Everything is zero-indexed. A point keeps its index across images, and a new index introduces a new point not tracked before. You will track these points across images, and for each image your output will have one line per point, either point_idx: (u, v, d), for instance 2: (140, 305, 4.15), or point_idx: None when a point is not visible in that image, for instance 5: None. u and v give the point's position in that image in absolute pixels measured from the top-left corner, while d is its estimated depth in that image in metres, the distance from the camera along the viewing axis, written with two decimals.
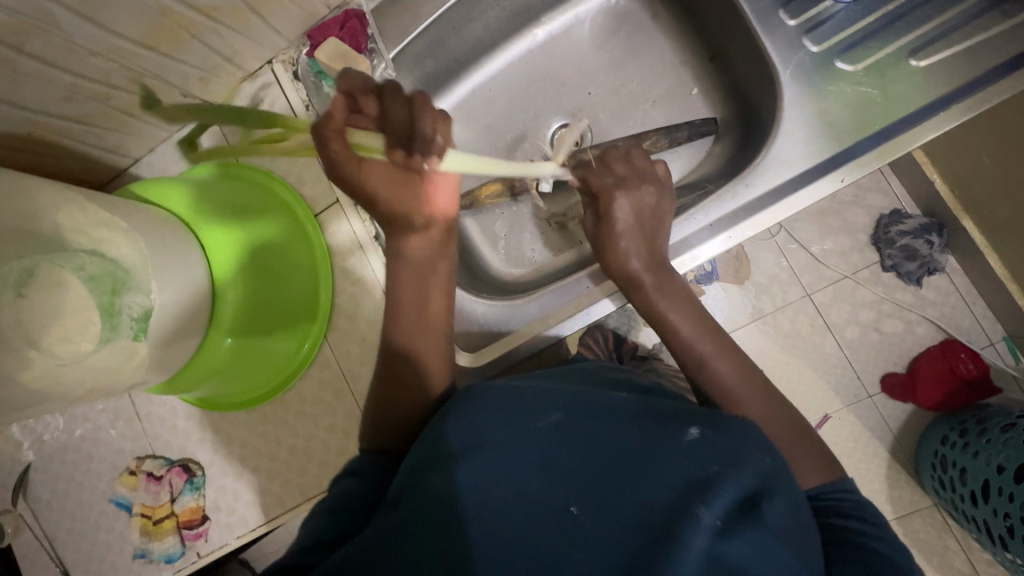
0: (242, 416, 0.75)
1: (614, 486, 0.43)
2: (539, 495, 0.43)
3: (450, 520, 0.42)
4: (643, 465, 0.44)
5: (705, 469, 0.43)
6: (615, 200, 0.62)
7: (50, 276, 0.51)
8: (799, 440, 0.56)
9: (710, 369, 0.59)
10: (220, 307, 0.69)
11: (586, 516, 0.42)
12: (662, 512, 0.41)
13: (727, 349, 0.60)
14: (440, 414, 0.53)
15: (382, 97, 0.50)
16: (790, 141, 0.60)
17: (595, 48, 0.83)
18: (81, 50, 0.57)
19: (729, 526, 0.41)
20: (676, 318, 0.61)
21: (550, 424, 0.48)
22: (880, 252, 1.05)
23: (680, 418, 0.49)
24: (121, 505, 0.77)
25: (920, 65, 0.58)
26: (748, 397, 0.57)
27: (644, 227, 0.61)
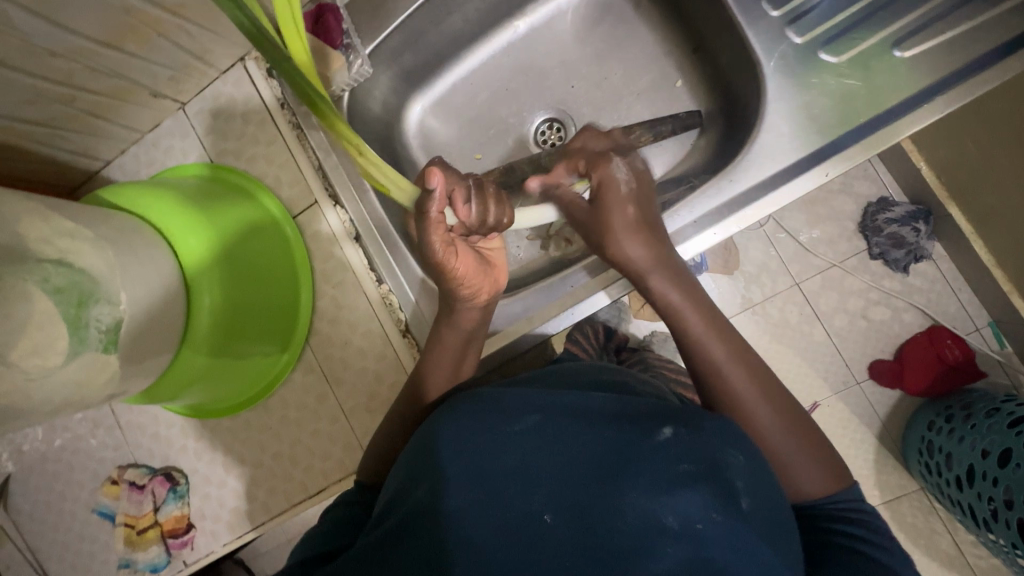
0: (227, 423, 0.74)
1: (593, 489, 0.42)
2: (518, 500, 0.42)
3: (433, 529, 0.41)
4: (624, 468, 0.44)
5: (678, 469, 0.44)
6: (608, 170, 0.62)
7: (12, 289, 0.47)
8: (813, 452, 0.54)
9: (725, 378, 0.56)
10: (196, 318, 0.61)
11: (561, 522, 0.41)
12: (640, 515, 0.41)
13: (738, 351, 0.57)
14: (424, 422, 0.52)
15: (484, 204, 0.54)
16: (774, 134, 0.60)
17: (577, 40, 0.81)
18: (40, 51, 0.55)
19: (706, 526, 0.41)
20: (682, 308, 0.58)
21: (526, 427, 0.47)
22: (867, 240, 1.05)
23: (656, 417, 0.49)
24: (104, 515, 0.75)
25: (905, 56, 0.57)
26: (759, 405, 0.55)
27: (642, 195, 0.61)
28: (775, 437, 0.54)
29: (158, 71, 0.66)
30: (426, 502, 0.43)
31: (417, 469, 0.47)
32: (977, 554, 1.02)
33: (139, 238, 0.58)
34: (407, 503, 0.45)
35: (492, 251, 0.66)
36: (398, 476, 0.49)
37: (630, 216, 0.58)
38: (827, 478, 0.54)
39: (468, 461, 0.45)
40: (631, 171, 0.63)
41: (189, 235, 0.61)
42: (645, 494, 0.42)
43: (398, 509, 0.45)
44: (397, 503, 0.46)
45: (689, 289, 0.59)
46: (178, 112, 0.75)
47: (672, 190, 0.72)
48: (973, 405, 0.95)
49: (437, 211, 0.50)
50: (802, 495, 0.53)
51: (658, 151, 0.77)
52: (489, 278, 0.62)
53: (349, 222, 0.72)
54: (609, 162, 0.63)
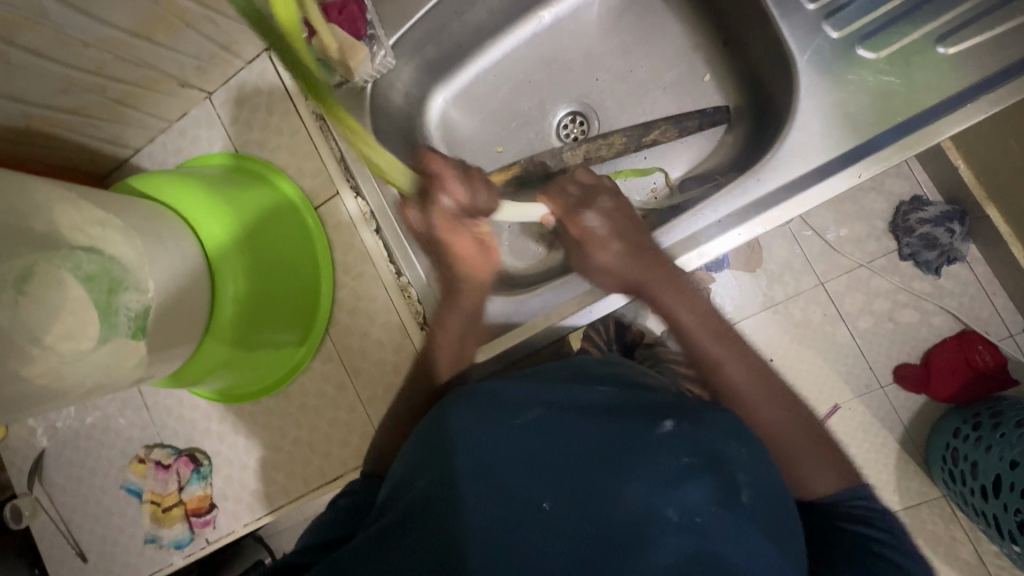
0: (249, 407, 0.76)
1: (596, 477, 0.42)
2: (520, 489, 0.42)
3: (438, 516, 0.41)
4: (626, 460, 0.43)
5: (680, 462, 0.43)
6: (582, 214, 0.62)
7: (46, 275, 0.50)
8: (820, 450, 0.53)
9: (724, 373, 0.56)
10: (219, 306, 0.62)
11: (559, 511, 0.41)
12: (645, 509, 0.40)
13: (740, 348, 0.57)
14: (433, 411, 0.53)
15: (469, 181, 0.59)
16: (805, 133, 0.58)
17: (603, 33, 0.79)
18: (73, 41, 0.56)
19: (709, 523, 0.41)
20: (678, 312, 0.58)
21: (528, 420, 0.47)
22: (898, 240, 1.02)
23: (659, 410, 0.49)
24: (132, 492, 0.78)
25: (948, 52, 0.55)
26: (759, 396, 0.54)
27: (624, 225, 0.61)
28: (782, 433, 0.53)
29: (186, 62, 0.67)
30: (432, 489, 0.43)
31: (421, 459, 0.47)
32: (999, 565, 1.00)
33: (166, 228, 0.59)
34: (410, 493, 0.45)
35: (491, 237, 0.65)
36: (404, 464, 0.49)
37: (604, 257, 0.61)
38: (833, 474, 0.52)
39: (468, 449, 0.45)
40: (606, 216, 0.62)
41: (210, 221, 0.62)
42: (648, 487, 0.42)
43: (403, 498, 0.45)
44: (402, 490, 0.46)
45: (691, 298, 0.59)
46: (204, 102, 0.76)
47: (697, 189, 0.71)
48: (1002, 413, 0.92)
49: (440, 190, 0.58)
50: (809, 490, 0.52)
51: (683, 148, 0.75)
52: (484, 266, 0.64)
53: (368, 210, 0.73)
54: (582, 213, 0.62)
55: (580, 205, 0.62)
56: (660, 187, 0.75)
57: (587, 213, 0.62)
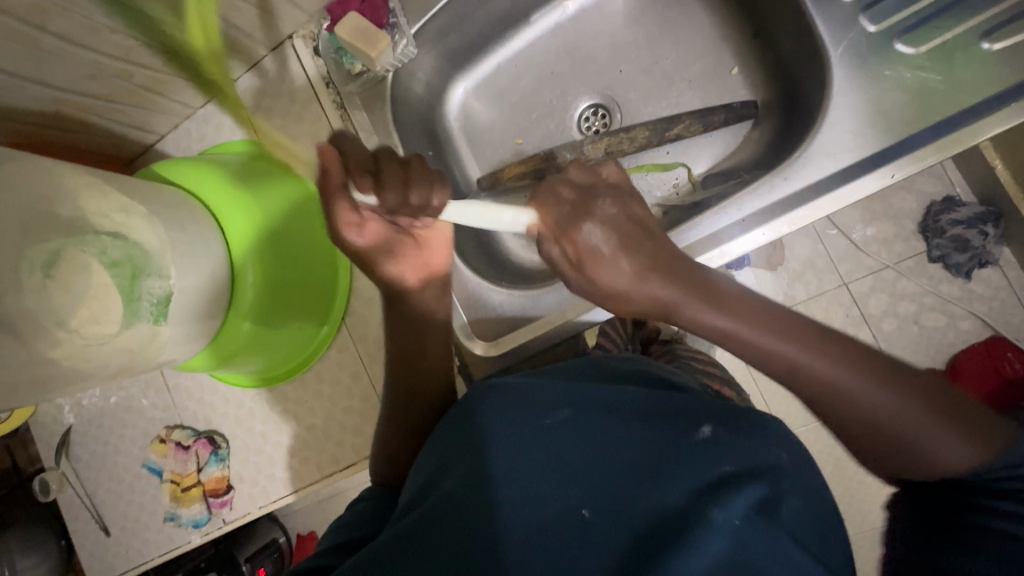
0: (265, 393, 0.77)
1: (633, 481, 0.42)
2: (553, 494, 0.42)
3: (468, 510, 0.41)
4: (663, 466, 0.43)
5: (719, 471, 0.43)
6: (584, 227, 0.52)
7: (73, 259, 0.50)
8: (947, 419, 0.45)
9: (796, 371, 0.49)
10: (240, 292, 0.64)
11: (597, 518, 0.40)
12: (679, 512, 0.40)
13: (808, 340, 0.49)
14: (458, 408, 0.54)
15: (376, 175, 0.47)
16: (837, 131, 0.55)
17: (628, 23, 0.77)
18: (100, 27, 0.57)
19: (750, 533, 0.40)
20: (725, 326, 0.51)
21: (559, 421, 0.47)
22: (927, 241, 0.99)
23: (695, 415, 0.49)
24: (152, 470, 0.80)
25: (993, 49, 0.52)
26: (858, 385, 0.47)
27: (630, 235, 0.53)
28: (888, 417, 0.46)
29: None
30: (462, 484, 0.44)
31: (451, 456, 0.48)
32: None
33: (190, 217, 0.60)
34: (437, 492, 0.45)
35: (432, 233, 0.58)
36: (434, 461, 0.50)
37: (620, 276, 0.52)
38: (977, 439, 0.44)
39: (503, 453, 0.45)
40: (611, 230, 0.53)
41: (236, 212, 0.64)
42: (684, 494, 0.41)
43: (428, 499, 0.45)
44: (430, 488, 0.47)
45: (736, 302, 0.51)
46: None
47: (719, 185, 0.69)
48: None
49: (337, 186, 0.48)
50: (942, 466, 0.45)
51: (709, 142, 0.74)
52: (420, 262, 0.58)
53: None
54: (581, 228, 0.52)
55: (579, 217, 0.53)
56: (683, 183, 0.73)
57: (588, 224, 0.53)
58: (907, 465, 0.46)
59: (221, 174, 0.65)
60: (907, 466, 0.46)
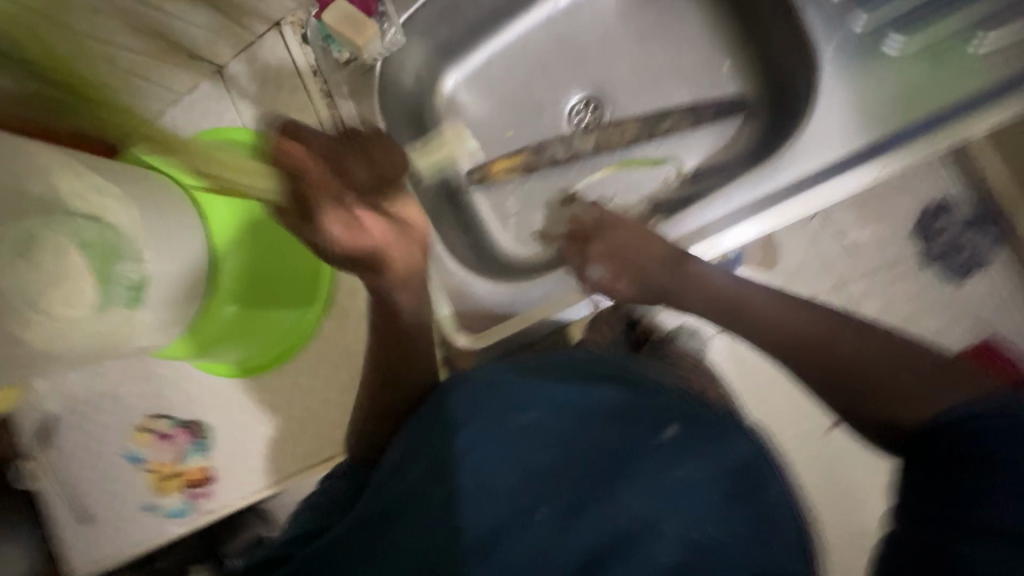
0: (247, 384, 0.76)
1: (593, 478, 0.43)
2: (513, 493, 0.43)
3: (433, 502, 0.42)
4: (623, 463, 0.44)
5: (676, 472, 0.43)
6: (591, 246, 0.64)
7: (46, 240, 0.49)
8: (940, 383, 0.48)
9: (767, 322, 0.57)
10: (220, 276, 0.64)
11: (552, 518, 0.41)
12: (642, 512, 0.41)
13: (780, 297, 0.59)
14: (431, 400, 0.54)
15: (344, 158, 0.57)
16: (822, 127, 0.55)
17: (620, 16, 0.77)
18: (82, 7, 0.56)
19: (709, 539, 0.41)
20: (719, 283, 0.60)
21: (528, 423, 0.48)
22: (920, 244, 0.98)
23: (664, 415, 0.49)
24: (131, 460, 0.79)
25: (980, 50, 0.52)
26: (835, 338, 0.54)
27: (626, 235, 0.63)
28: (864, 365, 0.52)
29: (196, 33, 0.67)
30: (426, 478, 0.44)
31: (419, 446, 0.49)
32: None
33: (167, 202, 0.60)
34: (401, 482, 0.46)
35: (405, 211, 0.60)
36: (404, 446, 0.51)
37: (621, 267, 0.62)
38: (961, 396, 0.46)
39: (470, 449, 0.46)
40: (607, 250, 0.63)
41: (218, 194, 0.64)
42: (644, 494, 0.42)
43: (392, 487, 0.46)
44: (398, 474, 0.47)
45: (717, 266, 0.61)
46: (213, 75, 0.75)
47: (709, 182, 0.69)
48: None
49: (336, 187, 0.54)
50: (925, 416, 0.47)
51: (699, 136, 0.73)
52: (414, 240, 0.59)
53: None
54: (591, 243, 0.64)
55: (590, 231, 0.66)
56: (673, 179, 0.73)
57: (597, 239, 0.64)
58: (898, 418, 0.49)
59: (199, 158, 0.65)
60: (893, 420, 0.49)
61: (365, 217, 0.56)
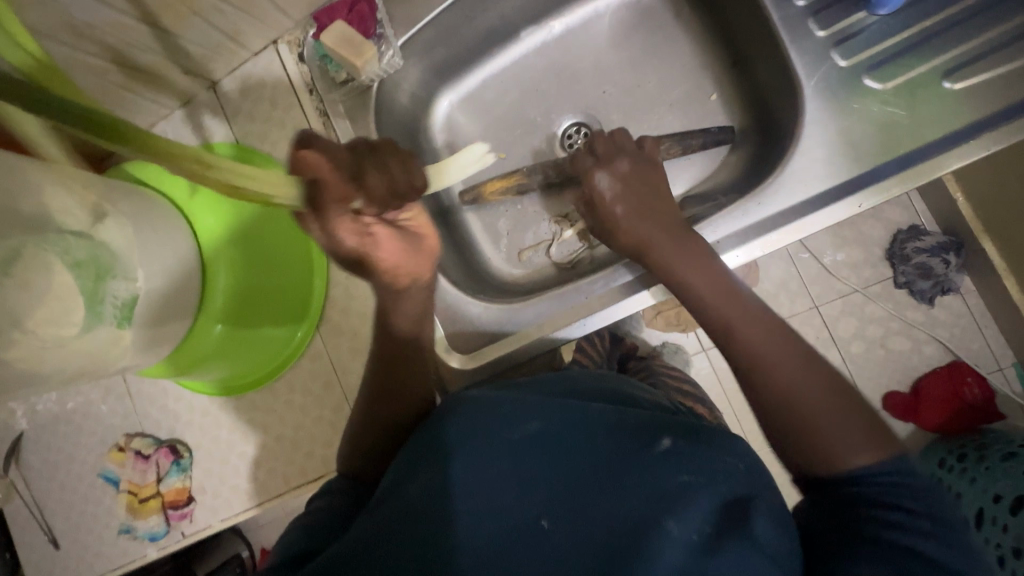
0: (233, 402, 0.75)
1: (588, 490, 0.44)
2: (514, 502, 0.44)
3: (429, 520, 0.43)
4: (617, 475, 0.45)
5: (678, 480, 0.44)
6: (596, 176, 0.67)
7: (35, 259, 0.46)
8: (862, 426, 0.49)
9: (720, 315, 0.56)
10: (211, 295, 0.63)
11: (554, 531, 0.42)
12: (637, 519, 0.42)
13: (732, 297, 0.56)
14: (425, 425, 0.55)
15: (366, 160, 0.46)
16: (809, 158, 0.57)
17: (613, 45, 0.79)
18: (76, 22, 0.55)
19: (712, 540, 0.41)
20: (691, 277, 0.57)
21: (525, 435, 0.49)
22: (893, 267, 1.02)
23: (658, 429, 0.50)
24: (108, 480, 0.77)
25: (954, 87, 0.54)
26: (784, 364, 0.52)
27: (635, 189, 0.65)
28: (796, 392, 0.51)
29: (191, 50, 0.66)
30: (424, 495, 0.45)
31: (417, 464, 0.49)
32: None
33: (157, 217, 0.59)
34: (403, 497, 0.46)
35: (412, 219, 0.58)
36: (402, 464, 0.51)
37: (619, 214, 0.64)
38: (871, 449, 0.48)
39: (467, 462, 0.47)
40: (617, 180, 0.67)
41: (208, 209, 0.64)
42: (639, 503, 0.43)
43: (394, 500, 0.46)
44: (398, 488, 0.48)
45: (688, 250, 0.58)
46: (207, 91, 0.75)
47: (698, 207, 0.70)
48: (989, 446, 0.94)
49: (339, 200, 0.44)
50: (840, 469, 0.48)
51: (686, 164, 0.75)
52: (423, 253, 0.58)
53: None
54: (596, 175, 0.67)
55: (597, 167, 0.68)
56: None
57: (601, 175, 0.67)
58: (811, 461, 0.49)
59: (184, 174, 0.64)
60: (805, 451, 0.50)
61: (380, 233, 0.52)
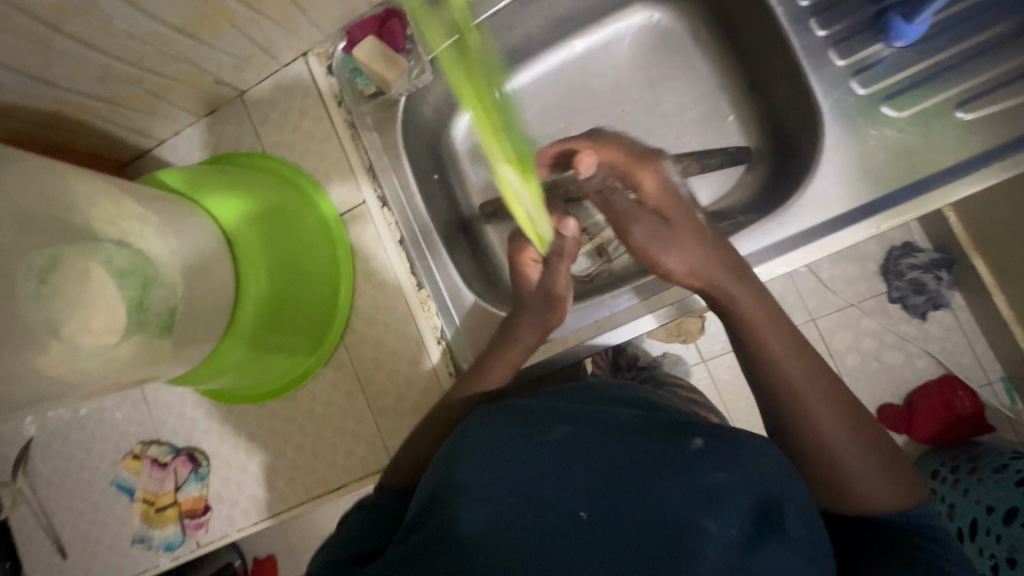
0: (253, 410, 0.75)
1: (630, 493, 0.43)
2: (557, 501, 0.43)
3: (468, 531, 0.42)
4: (654, 476, 0.44)
5: (713, 479, 0.43)
6: (646, 172, 0.63)
7: (74, 267, 0.47)
8: (884, 463, 0.51)
9: (761, 338, 0.56)
10: (241, 307, 0.62)
11: (597, 523, 0.41)
12: (678, 521, 0.41)
13: (776, 320, 0.57)
14: (451, 437, 0.54)
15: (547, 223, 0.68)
16: (827, 182, 0.60)
17: (633, 65, 0.81)
18: (118, 32, 0.56)
19: (750, 537, 0.41)
20: (738, 296, 0.57)
21: (559, 438, 0.48)
22: (888, 282, 1.06)
23: (689, 429, 0.49)
24: (122, 488, 0.76)
25: (966, 117, 0.56)
26: (819, 399, 0.53)
27: (676, 193, 0.62)
28: (832, 427, 0.52)
29: (224, 60, 0.67)
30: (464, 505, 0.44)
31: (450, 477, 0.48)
32: None
33: (184, 218, 0.58)
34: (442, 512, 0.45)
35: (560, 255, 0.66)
36: (439, 473, 0.50)
37: (672, 218, 0.60)
38: (894, 488, 0.50)
39: (506, 469, 0.46)
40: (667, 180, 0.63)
41: (230, 212, 0.62)
42: (678, 502, 0.42)
43: (433, 515, 0.45)
44: (431, 508, 0.46)
45: (730, 263, 0.58)
46: (234, 100, 0.76)
47: (716, 225, 0.72)
48: (980, 459, 0.96)
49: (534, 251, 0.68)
50: (869, 501, 0.50)
51: (704, 183, 0.77)
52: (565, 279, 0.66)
53: (395, 225, 0.73)
54: (652, 167, 0.63)
55: (647, 162, 0.64)
56: None
57: (652, 173, 0.63)
58: (842, 493, 0.51)
59: (207, 177, 0.64)
60: (832, 487, 0.51)
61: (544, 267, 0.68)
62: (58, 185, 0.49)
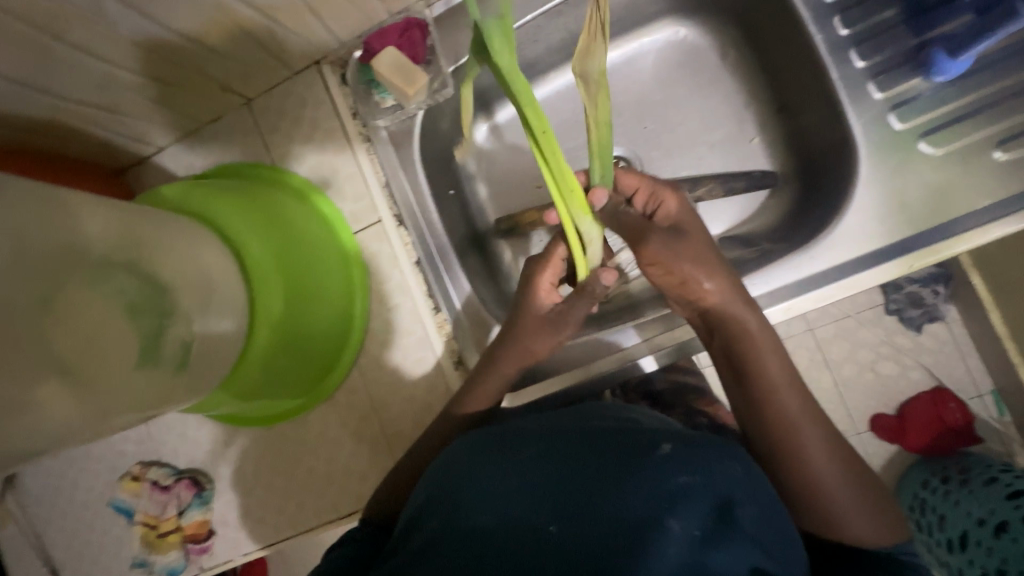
0: (261, 433, 0.72)
1: (593, 501, 0.41)
2: (524, 513, 0.42)
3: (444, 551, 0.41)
4: (614, 480, 0.42)
5: (677, 481, 0.41)
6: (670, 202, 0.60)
7: (86, 302, 0.43)
8: (866, 497, 0.52)
9: (763, 365, 0.54)
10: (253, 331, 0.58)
11: (563, 534, 0.39)
12: (636, 521, 0.39)
13: (779, 350, 0.55)
14: (440, 458, 0.53)
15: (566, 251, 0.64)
16: (860, 216, 0.59)
17: (658, 82, 0.79)
18: (124, 40, 0.52)
19: (708, 536, 0.39)
20: (749, 323, 0.55)
21: (530, 456, 0.47)
22: (885, 294, 1.07)
23: (654, 436, 0.47)
24: (120, 510, 0.73)
25: (1002, 158, 0.56)
26: (813, 426, 0.53)
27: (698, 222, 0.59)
28: (824, 457, 0.52)
29: (232, 67, 0.64)
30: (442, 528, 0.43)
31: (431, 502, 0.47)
32: None
33: (194, 241, 0.55)
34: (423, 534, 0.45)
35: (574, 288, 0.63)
36: (425, 494, 0.49)
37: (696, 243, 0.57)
38: (876, 522, 0.51)
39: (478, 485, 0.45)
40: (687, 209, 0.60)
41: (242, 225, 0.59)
42: (642, 504, 0.40)
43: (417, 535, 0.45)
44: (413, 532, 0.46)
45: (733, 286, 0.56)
46: (242, 107, 0.72)
47: (739, 251, 0.71)
48: (969, 470, 0.98)
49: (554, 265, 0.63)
50: (853, 532, 0.51)
51: (725, 205, 0.76)
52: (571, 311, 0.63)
53: (411, 244, 0.71)
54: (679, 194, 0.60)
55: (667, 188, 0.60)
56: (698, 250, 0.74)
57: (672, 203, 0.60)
58: (827, 523, 0.52)
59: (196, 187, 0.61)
60: (820, 517, 0.52)
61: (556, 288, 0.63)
62: (62, 215, 0.45)
